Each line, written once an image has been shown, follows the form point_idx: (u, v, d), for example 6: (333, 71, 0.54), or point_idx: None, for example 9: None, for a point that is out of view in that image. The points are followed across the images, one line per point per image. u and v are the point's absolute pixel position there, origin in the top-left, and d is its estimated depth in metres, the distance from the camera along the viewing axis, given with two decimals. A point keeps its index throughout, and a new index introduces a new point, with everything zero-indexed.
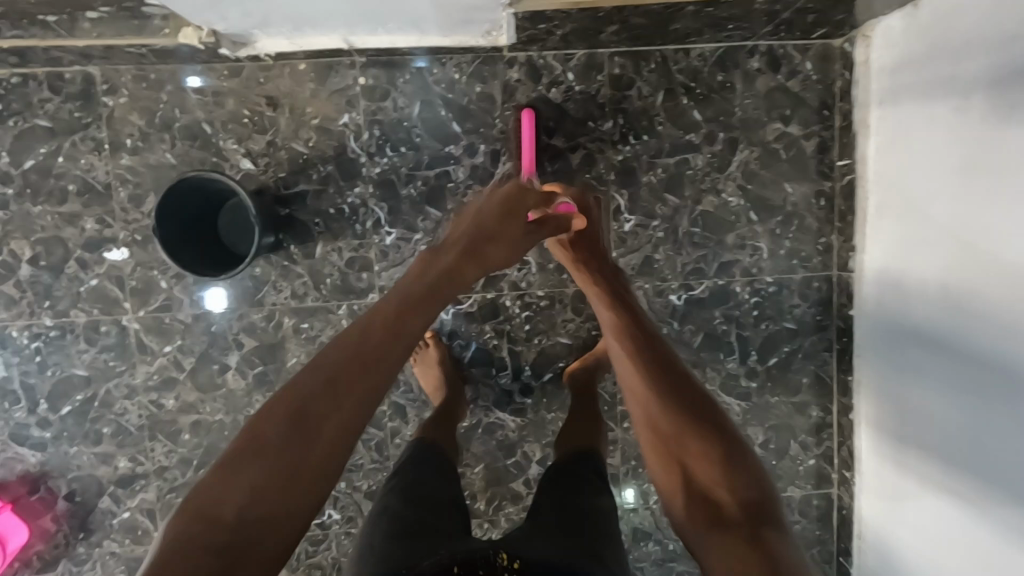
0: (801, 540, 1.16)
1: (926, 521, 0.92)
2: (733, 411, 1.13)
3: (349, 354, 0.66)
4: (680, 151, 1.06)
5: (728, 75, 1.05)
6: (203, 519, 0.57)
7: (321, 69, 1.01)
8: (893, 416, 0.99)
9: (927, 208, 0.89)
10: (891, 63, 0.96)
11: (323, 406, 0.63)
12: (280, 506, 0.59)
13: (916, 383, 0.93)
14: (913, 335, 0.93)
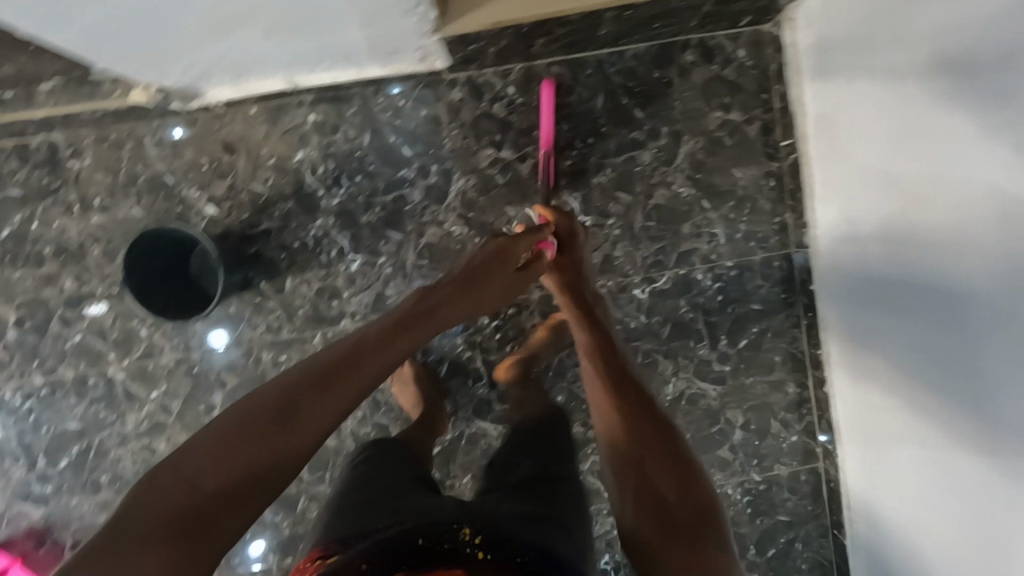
0: (794, 517, 1.17)
1: (902, 490, 0.93)
2: (710, 396, 1.15)
3: (339, 388, 0.66)
4: (626, 149, 1.09)
5: (664, 71, 1.08)
6: (176, 501, 0.58)
7: (271, 111, 1.05)
8: (862, 379, 1.01)
9: (875, 174, 0.90)
10: (815, 42, 0.99)
11: (305, 404, 0.65)
12: (248, 496, 0.61)
13: (880, 347, 0.95)
14: (874, 300, 0.95)
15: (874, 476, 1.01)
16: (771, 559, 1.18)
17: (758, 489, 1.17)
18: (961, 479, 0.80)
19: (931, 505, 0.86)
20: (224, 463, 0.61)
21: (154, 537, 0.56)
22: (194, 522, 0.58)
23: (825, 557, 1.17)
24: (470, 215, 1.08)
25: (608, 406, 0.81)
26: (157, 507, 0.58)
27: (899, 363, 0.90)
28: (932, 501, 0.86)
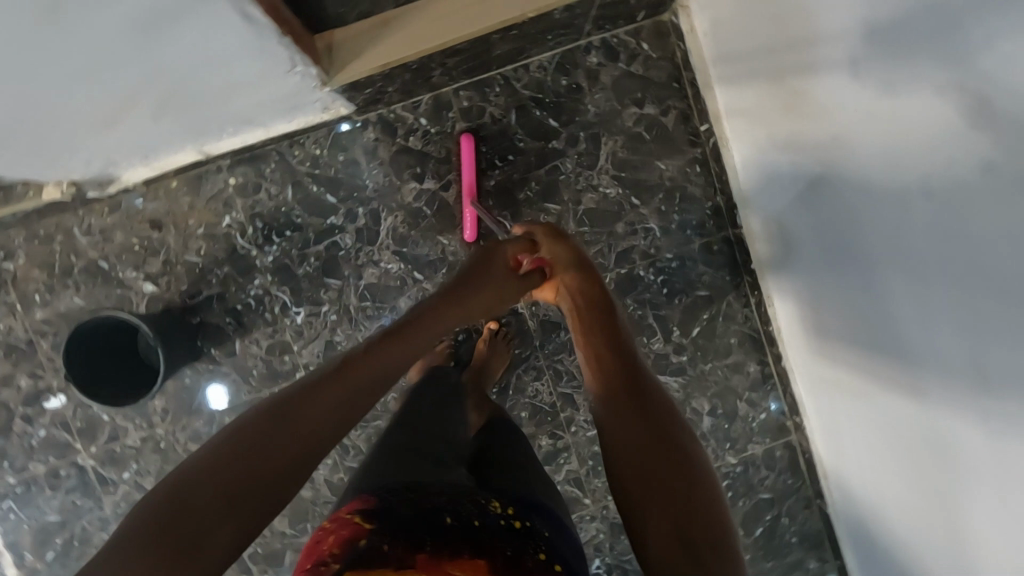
0: (776, 493, 1.18)
1: (864, 464, 0.93)
2: (673, 388, 1.15)
3: (343, 396, 0.62)
4: (548, 160, 1.10)
5: (571, 77, 1.08)
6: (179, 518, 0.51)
7: (192, 181, 1.06)
8: (816, 353, 0.99)
9: (788, 153, 0.89)
10: (710, 27, 1.00)
11: (312, 406, 0.60)
12: (248, 500, 0.54)
13: (825, 317, 0.93)
14: (812, 269, 0.93)
15: (843, 454, 1.00)
16: (760, 537, 1.19)
17: (736, 470, 1.18)
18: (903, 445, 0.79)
19: (888, 475, 0.86)
20: (231, 471, 0.54)
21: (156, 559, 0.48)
22: (193, 540, 0.50)
23: (813, 527, 1.18)
24: (403, 250, 1.09)
25: (602, 379, 0.77)
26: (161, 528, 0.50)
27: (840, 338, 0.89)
28: (888, 470, 0.85)
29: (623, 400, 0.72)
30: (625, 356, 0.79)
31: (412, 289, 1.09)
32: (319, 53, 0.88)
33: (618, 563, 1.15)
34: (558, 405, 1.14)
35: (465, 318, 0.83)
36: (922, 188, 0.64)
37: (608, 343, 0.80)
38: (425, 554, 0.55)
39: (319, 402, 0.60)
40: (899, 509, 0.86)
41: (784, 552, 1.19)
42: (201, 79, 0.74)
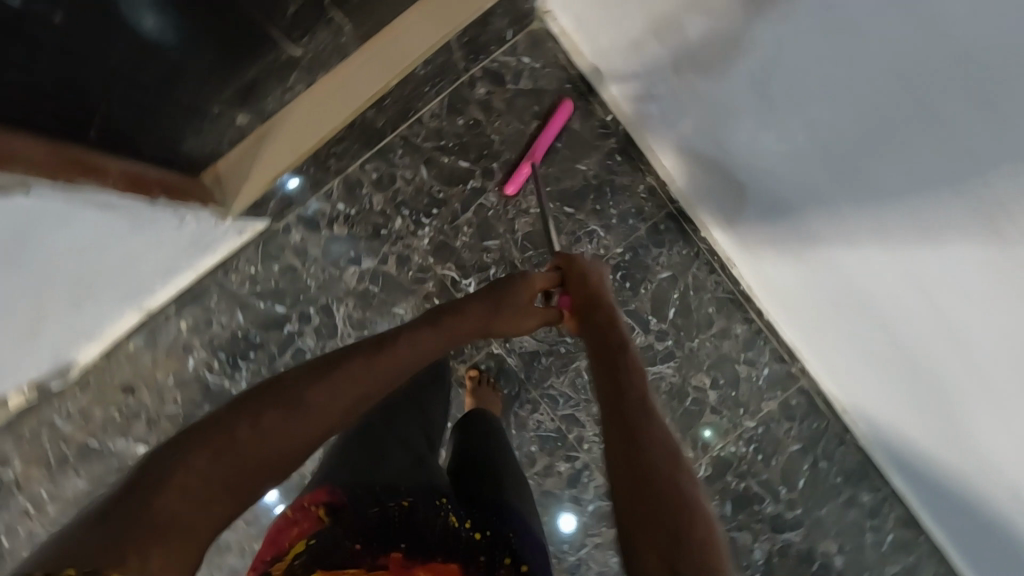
0: (805, 441, 1.15)
1: (876, 396, 0.98)
2: (669, 374, 1.14)
3: (363, 380, 0.63)
4: (472, 200, 1.09)
5: (466, 114, 1.08)
6: (185, 483, 0.51)
7: (147, 336, 1.08)
8: (803, 287, 0.96)
9: (699, 148, 0.97)
10: (580, 27, 1.02)
11: (317, 401, 0.60)
12: (231, 488, 0.53)
13: (804, 248, 0.89)
14: (778, 208, 0.90)
15: (858, 396, 1.04)
16: (806, 489, 1.16)
17: (759, 432, 1.16)
18: (901, 357, 0.84)
19: (894, 397, 0.92)
20: (227, 459, 0.54)
21: (164, 519, 0.48)
22: (166, 523, 0.48)
23: (853, 461, 1.15)
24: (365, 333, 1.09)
25: (610, 409, 0.65)
26: (167, 488, 0.50)
27: (810, 291, 0.94)
28: (898, 392, 0.90)
29: (626, 441, 0.61)
30: (644, 396, 0.66)
31: None
32: (208, 187, 0.90)
33: None
34: (564, 428, 1.14)
35: (484, 330, 0.76)
36: (885, 99, 0.63)
37: (625, 380, 0.67)
38: (398, 553, 0.62)
39: (332, 390, 0.61)
40: (921, 429, 0.90)
41: (832, 495, 1.16)
42: (90, 259, 0.78)
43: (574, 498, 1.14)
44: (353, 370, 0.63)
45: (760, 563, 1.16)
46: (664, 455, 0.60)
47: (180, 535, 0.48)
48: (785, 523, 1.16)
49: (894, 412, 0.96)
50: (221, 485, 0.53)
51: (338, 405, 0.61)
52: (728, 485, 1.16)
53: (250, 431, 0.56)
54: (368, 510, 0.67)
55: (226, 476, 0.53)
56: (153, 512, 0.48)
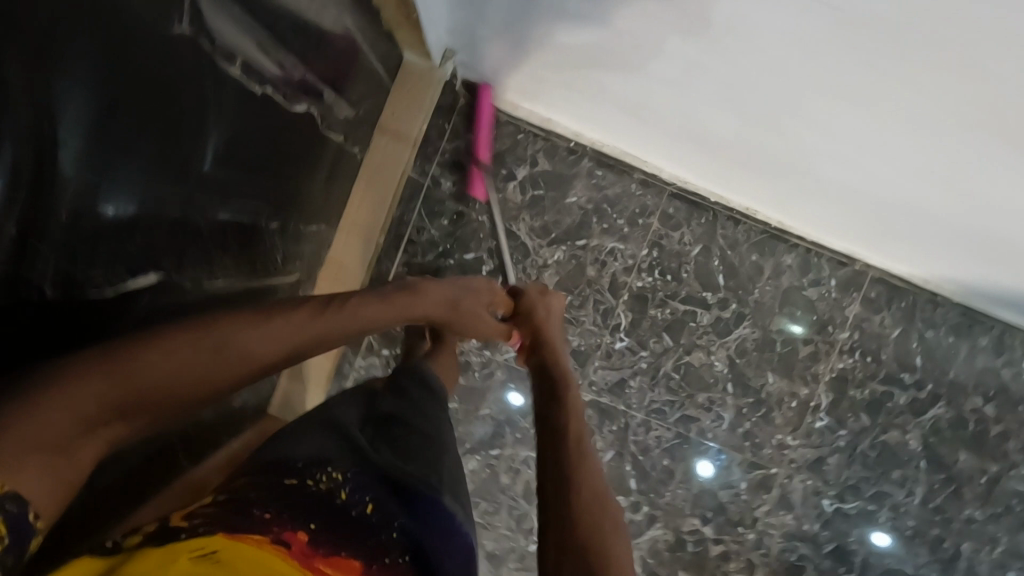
0: (902, 322, 1.14)
1: (953, 265, 0.99)
2: (748, 333, 1.13)
3: (299, 333, 0.55)
4: (493, 282, 1.09)
5: (447, 210, 1.08)
6: (76, 396, 0.38)
7: None
8: (764, 168, 0.91)
9: (676, 141, 0.95)
10: (508, 89, 1.03)
11: (241, 342, 0.50)
12: (121, 413, 0.42)
13: (735, 135, 0.84)
14: (699, 124, 0.85)
15: (929, 268, 1.06)
16: (928, 363, 1.15)
17: (857, 338, 1.15)
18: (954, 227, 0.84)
19: (894, 200, 0.83)
20: (118, 384, 0.41)
21: (37, 425, 0.36)
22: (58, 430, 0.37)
23: (953, 315, 1.15)
24: (467, 446, 1.13)
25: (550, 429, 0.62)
26: (65, 389, 0.38)
27: (833, 204, 0.93)
28: (965, 252, 0.91)
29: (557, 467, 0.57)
30: (579, 435, 0.61)
31: (501, 463, 1.13)
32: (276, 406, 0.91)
33: (836, 486, 1.17)
34: (683, 431, 1.15)
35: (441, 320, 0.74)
36: None
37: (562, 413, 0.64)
38: (303, 535, 0.51)
39: (263, 338, 0.51)
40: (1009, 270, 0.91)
41: (953, 356, 1.15)
42: None
43: (724, 482, 1.16)
44: (295, 317, 0.54)
45: (919, 450, 1.17)
46: (596, 484, 0.55)
47: (52, 455, 0.37)
48: (924, 403, 1.16)
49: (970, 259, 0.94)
50: (121, 405, 0.42)
51: (253, 361, 0.51)
52: (855, 399, 1.16)
53: (147, 353, 0.43)
54: (271, 478, 0.55)
55: (136, 396, 0.43)
56: (31, 424, 0.36)
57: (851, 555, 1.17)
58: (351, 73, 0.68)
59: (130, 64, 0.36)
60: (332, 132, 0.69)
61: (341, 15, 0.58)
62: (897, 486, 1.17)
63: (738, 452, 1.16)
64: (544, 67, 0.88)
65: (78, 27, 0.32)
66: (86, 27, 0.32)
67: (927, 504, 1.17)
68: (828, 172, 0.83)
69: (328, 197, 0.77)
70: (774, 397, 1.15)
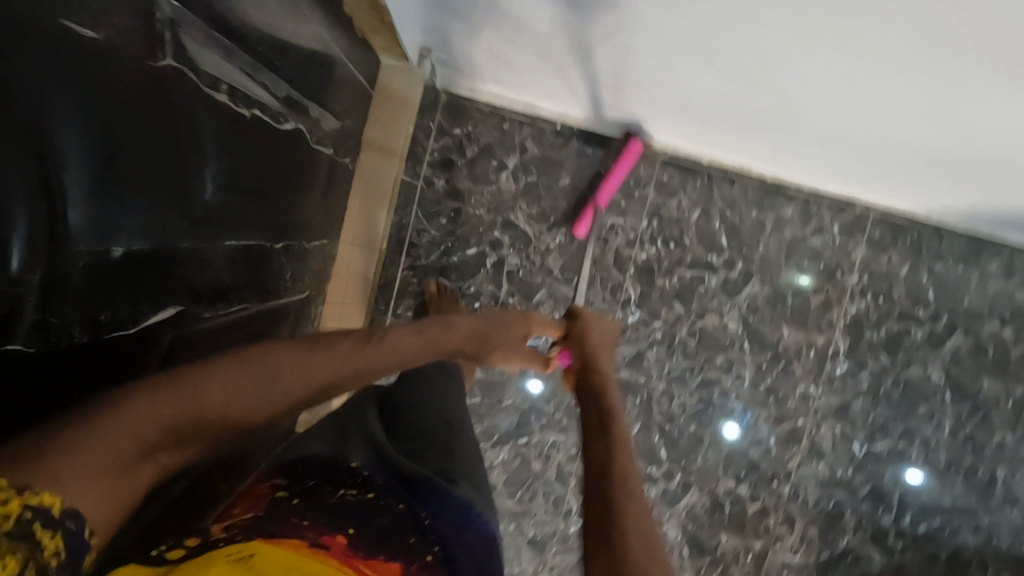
0: (909, 259, 1.14)
1: (956, 194, 0.98)
2: (758, 290, 1.14)
3: (345, 361, 0.56)
4: (499, 274, 1.10)
5: (444, 209, 1.08)
6: (132, 423, 0.40)
7: None
8: (754, 124, 0.91)
9: (663, 109, 0.95)
10: (487, 81, 1.03)
11: (290, 368, 0.51)
12: (176, 441, 0.43)
13: (722, 96, 0.84)
14: (684, 89, 0.85)
15: (933, 202, 1.05)
16: (940, 296, 1.15)
17: (866, 280, 1.15)
18: (957, 156, 0.83)
19: (890, 138, 0.83)
20: (176, 412, 0.43)
21: (99, 452, 0.38)
22: (117, 458, 0.39)
23: (960, 245, 1.15)
24: (495, 438, 1.14)
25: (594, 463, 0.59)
26: (125, 417, 0.40)
27: (835, 151, 0.93)
28: (974, 179, 0.89)
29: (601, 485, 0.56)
30: (625, 472, 0.58)
31: (531, 450, 1.14)
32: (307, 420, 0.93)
33: (864, 429, 1.17)
34: (705, 394, 1.15)
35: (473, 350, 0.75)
36: None
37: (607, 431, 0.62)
38: (343, 538, 0.52)
39: (311, 367, 0.53)
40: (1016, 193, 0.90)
41: (964, 286, 1.15)
42: None
43: (753, 439, 1.17)
44: (340, 349, 0.55)
45: (942, 383, 1.17)
46: (640, 526, 0.52)
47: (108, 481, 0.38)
48: (942, 335, 1.16)
49: (970, 187, 0.93)
50: (175, 434, 0.43)
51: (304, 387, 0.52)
52: (872, 340, 1.16)
53: (201, 384, 0.44)
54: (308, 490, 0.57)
55: (190, 425, 0.44)
56: (91, 450, 0.37)
57: (888, 493, 1.18)
58: (332, 85, 0.68)
59: (125, 107, 0.36)
60: (321, 146, 0.69)
61: (316, 29, 0.58)
62: (925, 420, 1.17)
63: (763, 409, 1.16)
64: (522, 54, 0.87)
65: (71, 86, 0.32)
66: (78, 76, 0.32)
67: (957, 434, 1.18)
68: (820, 118, 0.82)
69: (326, 211, 0.77)
70: (792, 349, 1.15)
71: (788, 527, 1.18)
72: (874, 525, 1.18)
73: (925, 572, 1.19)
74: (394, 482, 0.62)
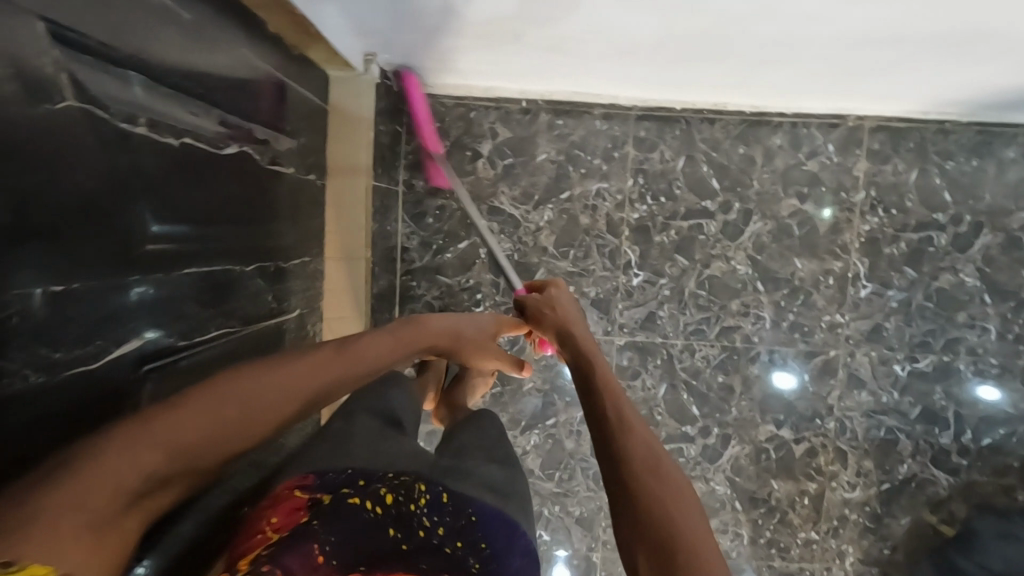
0: (915, 164, 1.08)
1: (952, 82, 0.92)
2: (761, 227, 1.10)
3: (324, 376, 0.53)
4: (494, 260, 1.10)
5: (429, 208, 1.09)
6: (107, 470, 0.37)
7: None
8: (716, 51, 0.87)
9: (620, 60, 0.93)
10: (442, 75, 1.03)
11: (270, 390, 0.48)
12: (159, 482, 0.41)
13: (670, 28, 0.80)
14: (631, 31, 0.82)
15: (929, 97, 0.99)
16: (958, 195, 1.09)
17: (874, 194, 1.09)
18: (936, 37, 0.77)
19: (858, 32, 0.77)
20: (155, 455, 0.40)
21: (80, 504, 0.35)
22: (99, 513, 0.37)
23: (968, 138, 1.08)
24: (523, 424, 1.14)
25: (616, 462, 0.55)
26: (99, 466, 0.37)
27: (810, 62, 0.88)
28: (964, 60, 0.83)
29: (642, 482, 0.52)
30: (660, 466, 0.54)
31: (561, 430, 1.14)
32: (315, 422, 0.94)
33: (901, 349, 1.12)
34: (727, 343, 1.12)
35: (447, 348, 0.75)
36: None
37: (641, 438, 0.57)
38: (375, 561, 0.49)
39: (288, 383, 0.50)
40: (1012, 66, 0.84)
41: (982, 180, 1.08)
42: None
43: (786, 379, 1.13)
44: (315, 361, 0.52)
45: (978, 285, 1.10)
46: (691, 527, 0.49)
47: (97, 532, 0.36)
48: (967, 237, 1.09)
49: (960, 70, 0.87)
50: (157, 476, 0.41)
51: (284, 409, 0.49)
52: (893, 255, 1.10)
53: (174, 416, 0.42)
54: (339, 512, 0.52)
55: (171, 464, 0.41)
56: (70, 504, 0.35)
57: (942, 411, 1.12)
58: (278, 104, 0.70)
59: (39, 154, 0.36)
60: (278, 166, 0.71)
61: (239, 51, 0.60)
62: (967, 328, 1.11)
63: (790, 347, 1.12)
64: (464, 38, 0.87)
65: None
66: None
67: (1006, 336, 1.11)
68: (777, 26, 0.77)
69: (300, 229, 0.79)
70: (808, 281, 1.11)
71: (840, 463, 1.14)
72: (932, 447, 1.13)
73: (999, 485, 1.12)
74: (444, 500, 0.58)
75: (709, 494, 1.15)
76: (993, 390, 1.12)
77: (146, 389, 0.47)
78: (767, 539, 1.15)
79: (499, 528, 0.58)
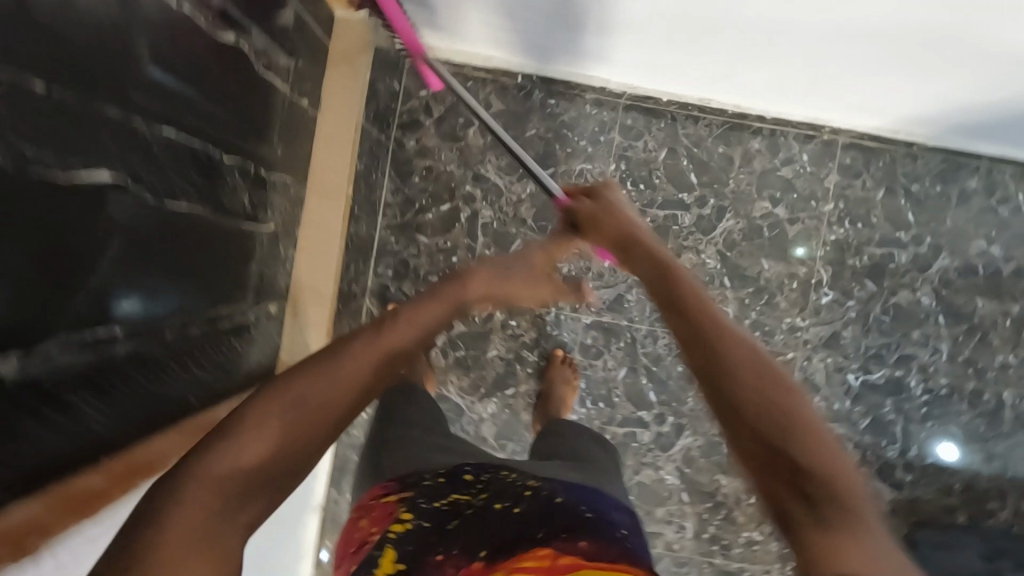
0: (883, 182, 1.14)
1: (916, 100, 0.98)
2: (732, 225, 1.14)
3: (373, 355, 0.50)
4: (475, 226, 1.12)
5: (417, 167, 1.12)
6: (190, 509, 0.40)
7: (333, 524, 1.16)
8: (710, 50, 0.91)
9: (617, 48, 0.97)
10: (444, 42, 1.07)
11: (314, 384, 0.47)
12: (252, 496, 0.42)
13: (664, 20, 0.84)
14: (626, 20, 0.86)
15: (900, 114, 1.04)
16: (921, 217, 1.14)
17: (843, 207, 1.14)
18: (907, 49, 0.81)
19: (842, 37, 0.81)
20: (231, 481, 0.42)
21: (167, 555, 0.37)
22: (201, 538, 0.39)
23: (934, 163, 1.14)
24: (483, 391, 1.15)
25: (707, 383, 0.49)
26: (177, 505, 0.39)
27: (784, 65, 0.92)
28: (925, 77, 0.89)
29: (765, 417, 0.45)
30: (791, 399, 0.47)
31: (519, 401, 1.14)
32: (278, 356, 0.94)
33: (856, 359, 1.15)
34: None
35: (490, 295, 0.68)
36: None
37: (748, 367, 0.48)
38: (482, 559, 0.61)
39: (333, 383, 0.47)
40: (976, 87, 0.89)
41: (944, 206, 1.14)
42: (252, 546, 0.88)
43: None
44: (355, 347, 0.50)
45: (934, 305, 1.15)
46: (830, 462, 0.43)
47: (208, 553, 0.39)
48: (927, 257, 1.14)
49: (933, 87, 0.92)
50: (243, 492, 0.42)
51: (337, 401, 0.47)
52: (855, 267, 1.14)
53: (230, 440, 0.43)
54: (437, 527, 0.67)
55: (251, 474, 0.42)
56: (172, 538, 0.38)
57: (890, 424, 1.15)
58: (281, 20, 0.73)
59: None
60: (273, 77, 0.73)
61: None
62: (921, 346, 1.15)
63: (751, 344, 1.15)
64: (472, 9, 0.91)
65: None
66: None
67: (957, 357, 1.15)
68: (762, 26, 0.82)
69: (285, 148, 0.81)
70: (773, 282, 1.15)
71: None
72: (879, 459, 1.15)
73: (941, 505, 1.14)
74: (536, 486, 0.73)
75: (658, 482, 1.15)
76: (951, 449, 1.15)
77: (116, 226, 0.49)
78: (711, 534, 1.15)
79: (596, 502, 0.73)
